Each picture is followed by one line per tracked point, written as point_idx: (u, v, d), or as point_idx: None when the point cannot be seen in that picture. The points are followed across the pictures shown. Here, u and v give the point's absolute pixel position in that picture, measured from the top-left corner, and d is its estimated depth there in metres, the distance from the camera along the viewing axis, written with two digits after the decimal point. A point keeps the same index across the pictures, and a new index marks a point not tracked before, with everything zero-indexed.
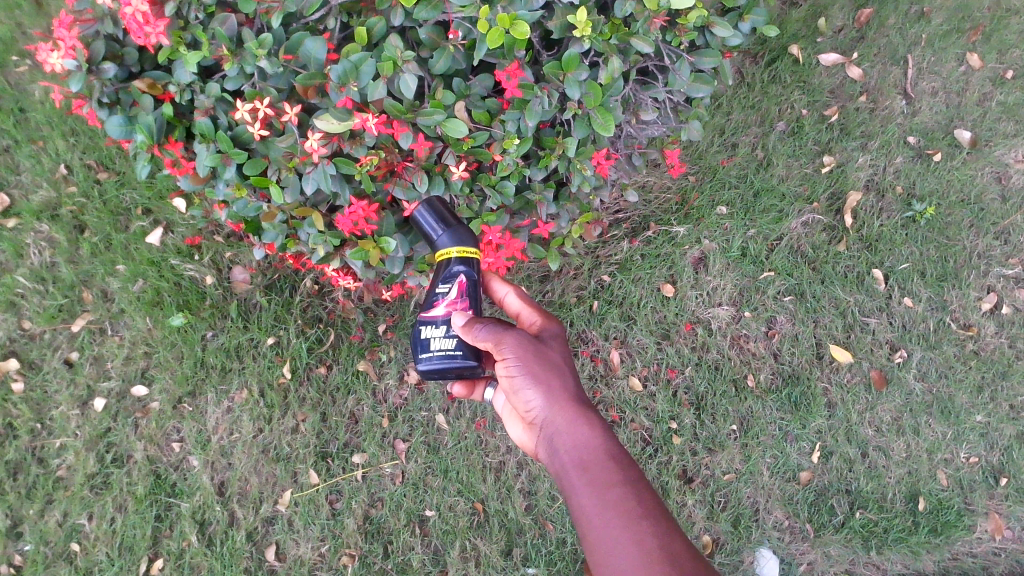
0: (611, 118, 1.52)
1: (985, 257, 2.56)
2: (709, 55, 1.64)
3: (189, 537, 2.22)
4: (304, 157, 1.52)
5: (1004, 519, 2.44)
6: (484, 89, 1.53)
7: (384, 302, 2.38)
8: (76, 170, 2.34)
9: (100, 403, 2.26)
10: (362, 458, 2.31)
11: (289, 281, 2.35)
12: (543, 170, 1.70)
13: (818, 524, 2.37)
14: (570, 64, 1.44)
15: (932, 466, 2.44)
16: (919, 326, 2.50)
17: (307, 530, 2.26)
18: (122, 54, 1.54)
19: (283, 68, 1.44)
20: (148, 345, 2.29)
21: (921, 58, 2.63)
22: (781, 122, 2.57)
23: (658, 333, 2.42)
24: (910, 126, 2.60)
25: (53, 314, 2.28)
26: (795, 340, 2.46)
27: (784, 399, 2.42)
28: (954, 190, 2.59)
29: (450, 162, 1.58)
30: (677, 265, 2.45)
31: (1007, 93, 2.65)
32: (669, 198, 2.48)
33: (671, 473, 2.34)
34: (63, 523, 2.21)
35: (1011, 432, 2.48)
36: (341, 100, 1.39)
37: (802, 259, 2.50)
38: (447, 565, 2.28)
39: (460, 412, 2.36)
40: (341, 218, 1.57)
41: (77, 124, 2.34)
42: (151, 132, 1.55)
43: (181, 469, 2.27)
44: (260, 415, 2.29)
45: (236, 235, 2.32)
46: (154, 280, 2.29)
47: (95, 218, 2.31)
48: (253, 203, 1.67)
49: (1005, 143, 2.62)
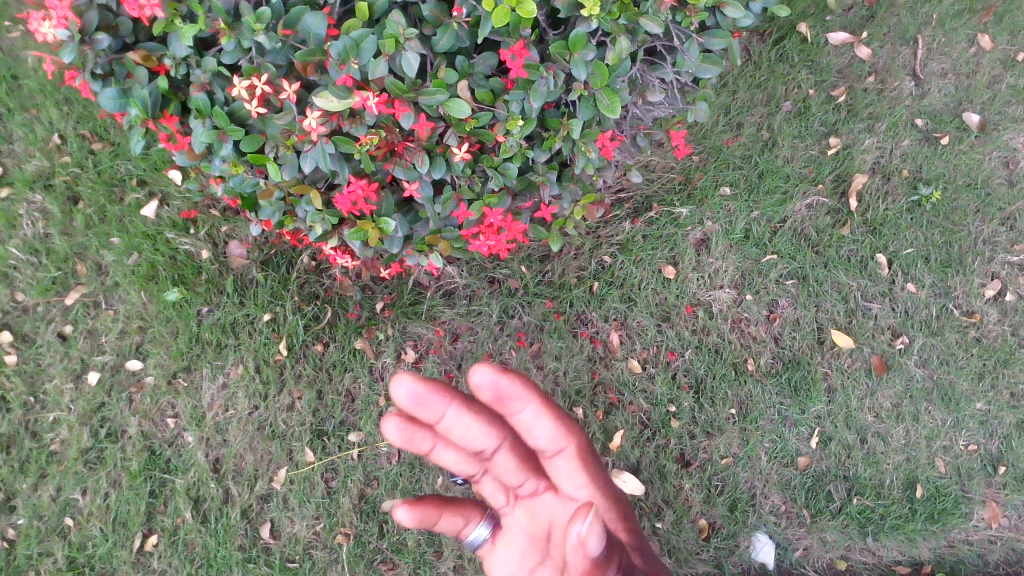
0: (617, 99, 1.49)
1: (989, 243, 2.53)
2: (719, 36, 1.60)
3: (184, 514, 2.22)
4: (302, 135, 1.49)
5: (1000, 507, 2.43)
6: (489, 68, 1.48)
7: (382, 280, 2.34)
8: (70, 140, 2.29)
9: (94, 377, 2.24)
10: (359, 436, 2.29)
11: (286, 256, 2.31)
12: (546, 152, 1.65)
13: (815, 510, 2.36)
14: (577, 45, 1.40)
15: (930, 452, 2.42)
16: (921, 312, 2.47)
17: (302, 508, 2.25)
18: (116, 24, 1.49)
19: (281, 43, 1.40)
20: (143, 319, 2.27)
21: (932, 38, 2.58)
22: (788, 101, 2.53)
23: (658, 314, 2.40)
24: (918, 108, 2.55)
25: (47, 287, 2.25)
26: (797, 324, 2.44)
27: (784, 383, 2.40)
28: (961, 173, 2.55)
29: (453, 143, 1.53)
30: (679, 247, 2.42)
31: (1017, 76, 2.60)
32: (673, 177, 2.45)
33: (668, 456, 2.34)
34: (57, 498, 2.20)
35: (1011, 420, 2.46)
36: (341, 78, 1.35)
37: (805, 242, 2.47)
38: (443, 545, 2.28)
39: (457, 392, 2.34)
40: (340, 197, 1.56)
41: (70, 93, 2.28)
42: (146, 106, 1.52)
43: (176, 445, 2.25)
44: (256, 392, 2.27)
45: (233, 210, 2.28)
46: (149, 254, 2.25)
47: (89, 190, 2.28)
48: (249, 179, 1.65)
49: (1014, 127, 2.58)
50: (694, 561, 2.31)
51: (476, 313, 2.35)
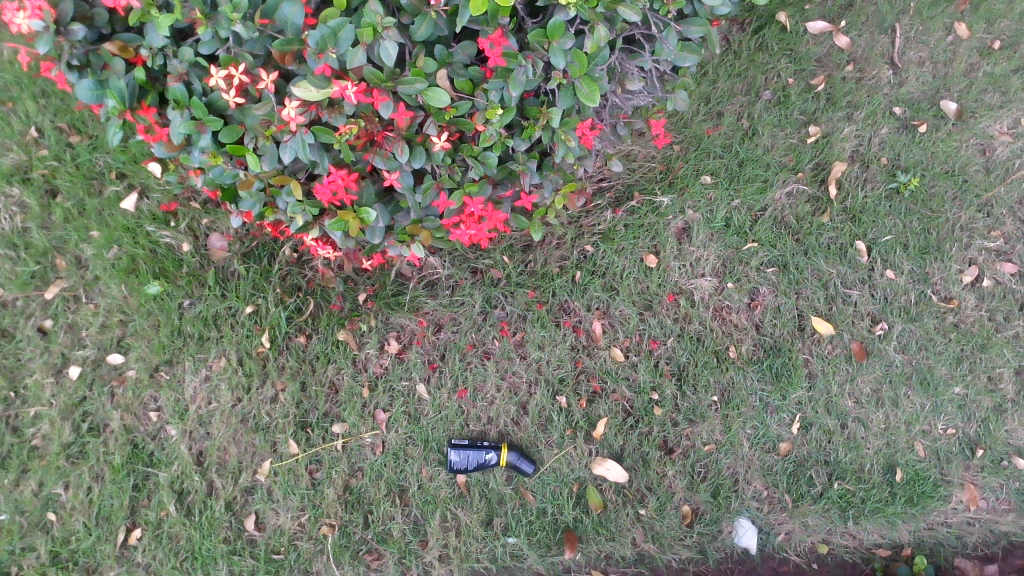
0: (597, 88, 1.49)
1: (967, 229, 2.54)
2: (697, 24, 1.61)
3: (167, 508, 2.22)
4: (281, 125, 1.49)
5: (979, 489, 2.45)
6: (468, 57, 1.49)
7: (364, 271, 2.33)
8: (47, 133, 2.27)
9: (75, 371, 2.23)
10: (342, 428, 2.29)
11: (268, 248, 2.30)
12: (526, 141, 1.65)
13: (797, 495, 2.39)
14: (556, 32, 1.40)
15: (909, 437, 2.45)
16: (900, 298, 2.49)
17: (287, 499, 2.26)
18: (91, 15, 1.48)
19: (259, 33, 1.40)
20: (124, 313, 2.26)
21: (909, 27, 2.59)
22: (767, 91, 2.54)
23: (641, 303, 2.41)
24: (896, 97, 2.57)
25: (26, 281, 2.23)
26: (777, 311, 2.46)
27: (765, 370, 2.42)
28: (939, 161, 2.56)
29: (432, 132, 1.52)
30: (661, 236, 2.43)
31: (994, 64, 2.61)
32: (654, 167, 2.46)
33: (652, 443, 2.36)
34: (39, 493, 2.20)
35: (989, 404, 2.47)
36: (319, 67, 1.35)
37: (785, 230, 2.49)
38: (428, 535, 2.29)
39: (441, 382, 2.34)
40: (320, 187, 1.56)
41: (47, 86, 2.26)
42: (122, 97, 1.51)
43: (159, 439, 2.25)
44: (238, 384, 2.27)
45: (213, 202, 2.27)
46: (129, 247, 2.24)
47: (67, 183, 2.26)
48: (229, 171, 1.64)
49: (991, 115, 2.58)
50: (678, 547, 2.34)
51: (459, 303, 2.36)
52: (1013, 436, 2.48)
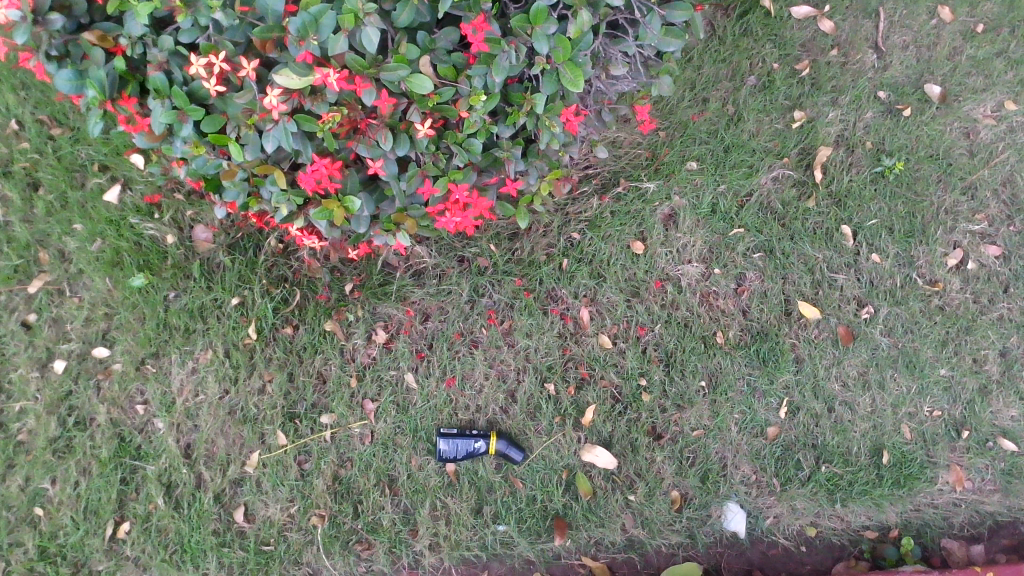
0: (580, 73, 1.48)
1: (951, 213, 2.55)
2: (679, 8, 1.62)
3: (156, 500, 2.21)
4: (263, 114, 1.47)
5: (964, 470, 2.46)
6: (450, 43, 1.48)
7: (351, 261, 2.33)
8: (28, 125, 2.25)
9: (61, 365, 2.22)
10: (331, 418, 2.29)
11: (253, 239, 2.29)
12: (510, 127, 1.65)
13: (785, 478, 2.40)
14: (538, 18, 1.40)
15: (896, 419, 2.46)
16: (886, 282, 2.50)
17: (276, 491, 2.25)
18: (70, 4, 1.47)
19: (239, 21, 1.38)
20: (109, 306, 2.25)
21: (893, 11, 2.60)
22: (753, 76, 2.54)
23: (628, 290, 2.42)
24: (881, 81, 2.57)
25: (9, 275, 2.22)
26: (764, 296, 2.46)
27: (752, 355, 2.42)
28: (923, 144, 2.56)
29: (415, 119, 1.52)
30: (647, 222, 2.43)
31: (977, 47, 2.62)
32: (639, 153, 2.46)
33: (640, 429, 2.37)
34: (26, 488, 2.19)
35: (974, 386, 2.48)
36: (301, 55, 1.34)
37: (771, 215, 2.49)
38: (418, 524, 2.29)
39: (429, 370, 2.34)
40: (303, 175, 1.55)
41: (26, 77, 2.24)
42: (103, 87, 1.50)
43: (146, 432, 2.24)
44: (226, 376, 2.26)
45: (197, 193, 2.26)
46: (113, 240, 2.23)
47: (49, 175, 2.24)
48: (212, 161, 1.64)
49: (974, 98, 2.59)
50: (667, 532, 2.35)
51: (446, 292, 2.35)
52: (998, 417, 2.48)
